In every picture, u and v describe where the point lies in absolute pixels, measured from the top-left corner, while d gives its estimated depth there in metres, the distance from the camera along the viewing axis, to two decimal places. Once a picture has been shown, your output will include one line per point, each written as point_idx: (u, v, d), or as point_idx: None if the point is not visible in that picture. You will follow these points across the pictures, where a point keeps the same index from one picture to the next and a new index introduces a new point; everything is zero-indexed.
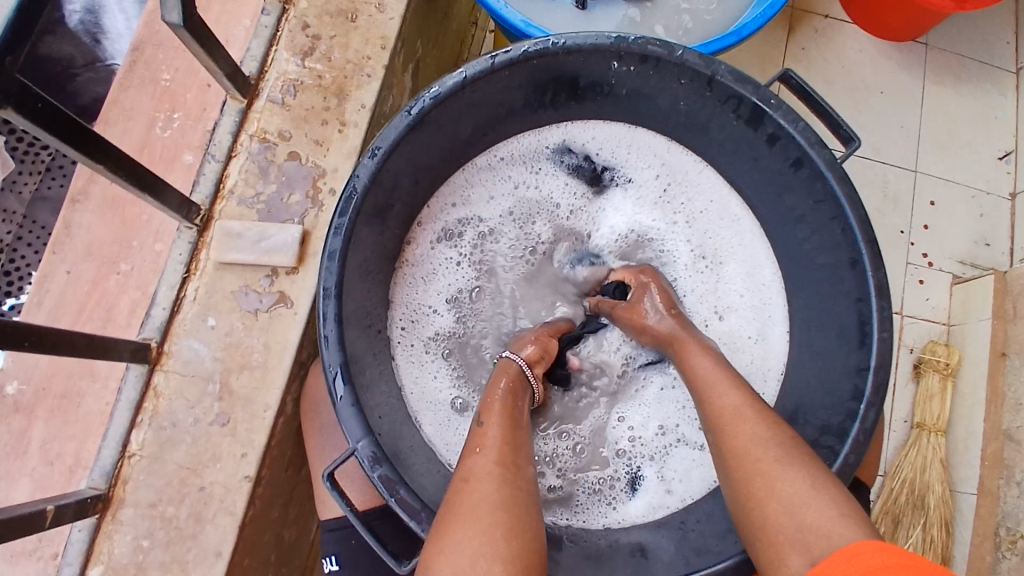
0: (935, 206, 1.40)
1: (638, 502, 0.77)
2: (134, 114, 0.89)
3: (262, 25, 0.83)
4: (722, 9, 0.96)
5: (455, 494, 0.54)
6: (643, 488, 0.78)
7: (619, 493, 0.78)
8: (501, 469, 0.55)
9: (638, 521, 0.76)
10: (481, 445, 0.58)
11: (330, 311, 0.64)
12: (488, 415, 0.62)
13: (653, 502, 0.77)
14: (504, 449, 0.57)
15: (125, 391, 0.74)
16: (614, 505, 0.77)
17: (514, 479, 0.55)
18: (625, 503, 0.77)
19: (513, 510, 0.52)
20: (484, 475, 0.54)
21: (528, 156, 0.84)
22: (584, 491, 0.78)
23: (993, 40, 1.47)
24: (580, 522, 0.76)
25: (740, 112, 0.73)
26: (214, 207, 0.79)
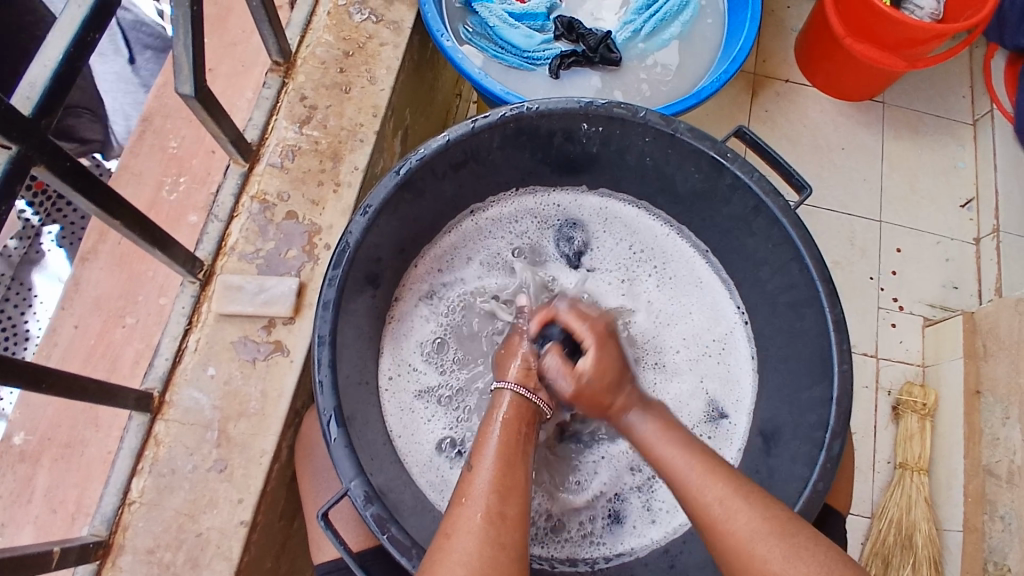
0: (901, 252, 1.47)
1: (624, 535, 0.78)
2: (143, 179, 0.96)
3: (264, 97, 0.91)
4: (678, 78, 1.05)
5: (436, 550, 0.57)
6: (632, 519, 0.79)
7: (609, 525, 0.79)
8: (486, 523, 0.57)
9: (626, 555, 0.77)
10: (466, 494, 0.59)
11: (325, 356, 0.67)
12: (477, 458, 0.62)
13: (639, 535, 0.79)
14: (491, 499, 0.58)
15: (126, 440, 0.77)
16: (602, 541, 0.78)
17: (494, 534, 0.56)
18: (613, 535, 0.79)
19: (492, 569, 0.55)
20: (466, 532, 0.57)
21: (509, 215, 0.91)
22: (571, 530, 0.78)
23: (946, 97, 1.58)
24: (567, 561, 0.77)
25: (700, 166, 0.80)
26: (216, 263, 0.84)
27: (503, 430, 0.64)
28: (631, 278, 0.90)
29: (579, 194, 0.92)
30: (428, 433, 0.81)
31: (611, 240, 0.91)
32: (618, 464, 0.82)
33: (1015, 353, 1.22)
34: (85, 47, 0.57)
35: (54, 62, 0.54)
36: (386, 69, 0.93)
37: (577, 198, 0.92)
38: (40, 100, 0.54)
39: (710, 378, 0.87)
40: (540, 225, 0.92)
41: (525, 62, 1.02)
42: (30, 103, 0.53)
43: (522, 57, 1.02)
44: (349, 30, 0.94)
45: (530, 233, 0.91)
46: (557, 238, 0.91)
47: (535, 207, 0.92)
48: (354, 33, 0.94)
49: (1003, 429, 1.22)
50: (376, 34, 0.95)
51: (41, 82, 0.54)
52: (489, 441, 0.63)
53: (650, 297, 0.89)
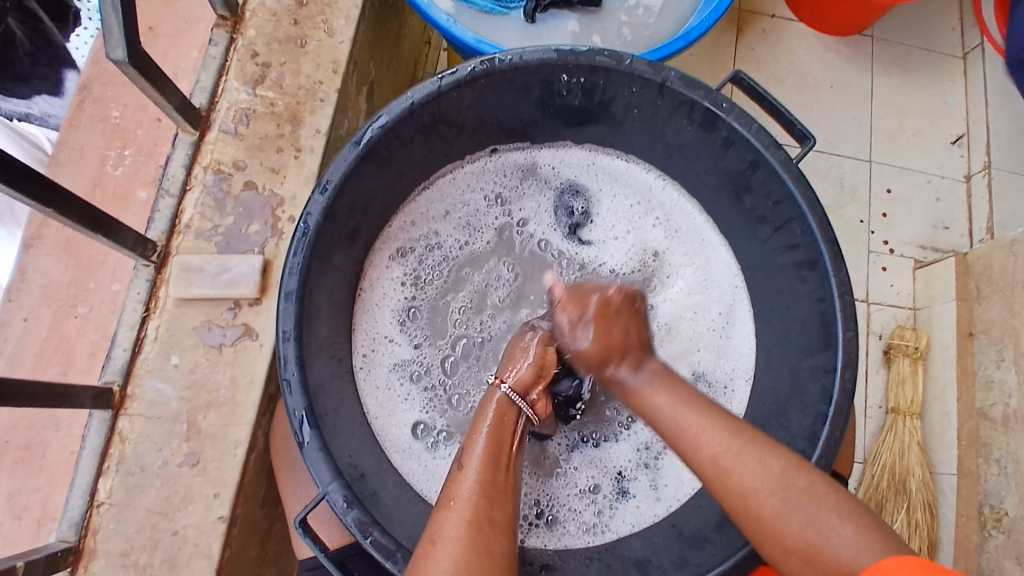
0: (891, 193, 1.43)
1: (624, 511, 0.76)
2: (85, 154, 0.87)
3: (210, 56, 0.82)
4: (662, 20, 0.98)
5: (421, 556, 0.53)
6: (632, 493, 0.77)
7: (607, 501, 0.77)
8: (469, 528, 0.54)
9: (628, 532, 0.75)
10: (454, 498, 0.56)
11: (291, 352, 0.62)
12: (466, 459, 0.59)
13: (641, 507, 0.77)
14: (479, 504, 0.55)
15: (89, 439, 0.72)
16: (602, 519, 0.76)
17: (479, 539, 0.53)
18: (611, 511, 0.76)
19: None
20: (450, 535, 0.53)
21: (491, 173, 0.85)
22: (568, 511, 0.76)
23: (936, 28, 1.52)
24: (568, 543, 0.74)
25: (692, 118, 0.74)
26: (171, 243, 0.77)
27: (495, 421, 0.62)
28: (617, 248, 0.85)
29: (569, 153, 0.86)
30: (404, 415, 0.77)
31: (598, 209, 0.86)
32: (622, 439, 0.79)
33: (1010, 293, 1.19)
34: None
35: None
36: (345, 19, 0.85)
37: (564, 156, 0.86)
38: None
39: (705, 347, 0.83)
40: (524, 187, 0.85)
41: (497, 5, 0.93)
42: None
43: (493, 0, 0.93)
44: None
45: (513, 196, 0.85)
46: (541, 203, 0.86)
47: (520, 167, 0.85)
48: None
49: (996, 371, 1.19)
50: None
51: None
52: (480, 437, 0.61)
53: (639, 267, 0.85)
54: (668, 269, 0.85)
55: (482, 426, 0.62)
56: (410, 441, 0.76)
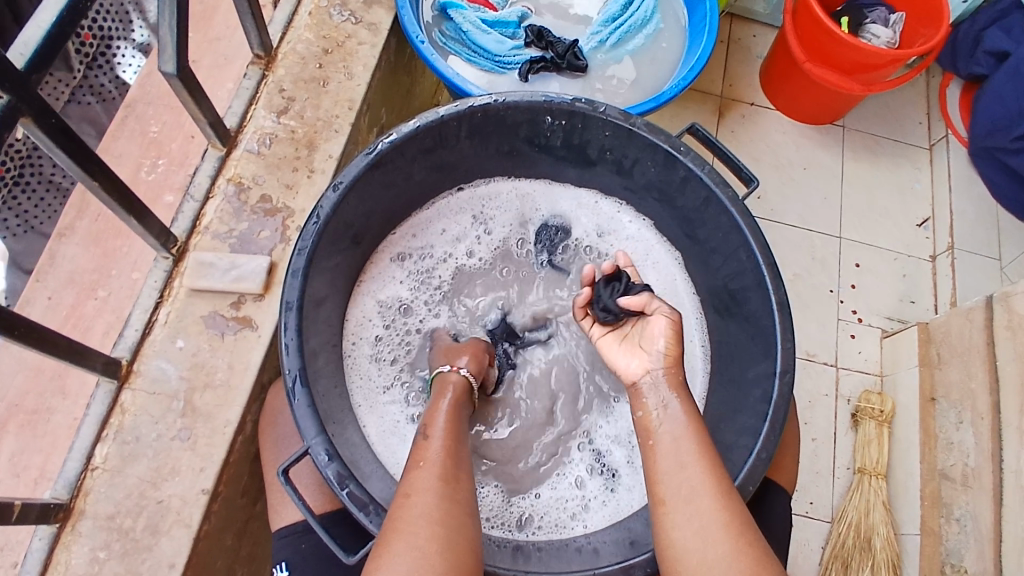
0: (860, 267, 1.53)
1: (590, 509, 0.81)
2: (122, 161, 1.01)
3: (244, 88, 0.95)
4: (632, 90, 1.11)
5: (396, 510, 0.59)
6: (600, 492, 0.82)
7: (575, 499, 0.82)
8: (441, 484, 0.60)
9: (593, 527, 0.80)
10: (423, 459, 0.63)
11: (291, 321, 0.70)
12: (430, 429, 0.66)
13: (625, 487, 0.82)
14: (447, 463, 0.63)
15: (93, 407, 0.78)
16: (592, 507, 0.81)
17: (450, 495, 0.60)
18: (579, 510, 0.81)
19: (450, 522, 0.58)
20: (425, 490, 0.60)
21: (490, 197, 0.96)
22: (553, 503, 0.81)
23: (903, 122, 1.66)
24: (562, 534, 0.79)
25: (656, 159, 0.85)
26: (190, 241, 0.87)
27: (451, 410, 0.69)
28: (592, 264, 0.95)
29: (552, 185, 0.97)
30: (383, 402, 0.84)
31: (578, 232, 0.96)
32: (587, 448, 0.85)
33: (968, 357, 1.25)
34: (77, 13, 0.60)
35: (48, 23, 0.58)
36: (363, 66, 0.98)
37: (554, 191, 0.97)
38: (33, 57, 0.58)
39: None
40: (510, 211, 0.96)
41: (496, 66, 1.07)
42: (23, 59, 0.57)
43: (493, 60, 1.07)
44: (329, 29, 0.99)
45: (500, 218, 0.95)
46: (525, 224, 0.96)
47: (508, 193, 0.96)
48: (334, 32, 0.99)
49: (956, 433, 1.24)
50: (355, 34, 1.00)
51: (34, 42, 0.58)
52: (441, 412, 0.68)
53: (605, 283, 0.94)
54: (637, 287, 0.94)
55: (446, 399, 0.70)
56: (383, 426, 0.82)
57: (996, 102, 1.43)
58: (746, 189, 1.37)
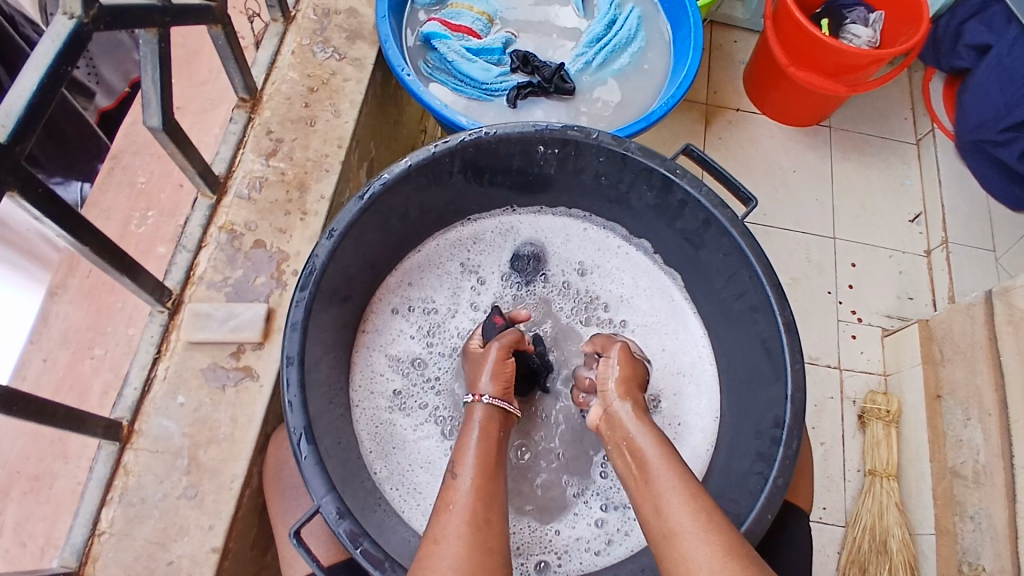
0: (856, 267, 1.53)
1: (618, 543, 0.80)
2: (113, 214, 1.00)
3: (230, 132, 0.93)
4: (615, 112, 1.11)
5: (425, 556, 0.57)
6: (623, 524, 0.81)
7: (600, 534, 0.81)
8: (470, 530, 0.58)
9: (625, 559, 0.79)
10: (452, 502, 0.61)
11: (293, 375, 0.69)
12: (460, 466, 0.65)
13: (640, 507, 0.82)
14: (475, 508, 0.60)
15: (96, 470, 0.77)
16: (618, 540, 0.81)
17: (484, 540, 0.58)
18: (606, 544, 0.80)
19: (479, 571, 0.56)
20: (453, 536, 0.58)
21: (479, 235, 0.95)
22: (575, 542, 0.80)
23: (891, 119, 1.67)
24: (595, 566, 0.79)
25: (652, 184, 0.84)
26: (185, 292, 0.85)
27: (481, 438, 0.68)
28: (584, 299, 0.94)
29: (538, 216, 0.96)
30: (416, 442, 0.83)
31: (562, 266, 0.95)
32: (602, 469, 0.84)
33: (971, 355, 1.24)
34: (58, 78, 0.60)
35: (30, 91, 0.57)
36: (350, 102, 0.97)
37: (541, 220, 0.96)
38: (15, 127, 0.56)
39: (665, 372, 0.91)
40: (495, 251, 0.95)
41: (483, 93, 1.07)
42: (4, 130, 0.56)
43: (480, 89, 1.07)
44: (313, 67, 0.98)
45: (490, 262, 0.95)
46: (507, 264, 0.95)
47: (491, 231, 0.96)
48: (318, 70, 0.98)
49: (964, 431, 1.23)
50: (340, 70, 0.99)
51: (16, 110, 0.57)
52: (470, 450, 0.66)
53: (598, 307, 0.93)
54: (634, 321, 0.93)
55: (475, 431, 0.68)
56: (417, 468, 0.82)
57: (983, 98, 1.44)
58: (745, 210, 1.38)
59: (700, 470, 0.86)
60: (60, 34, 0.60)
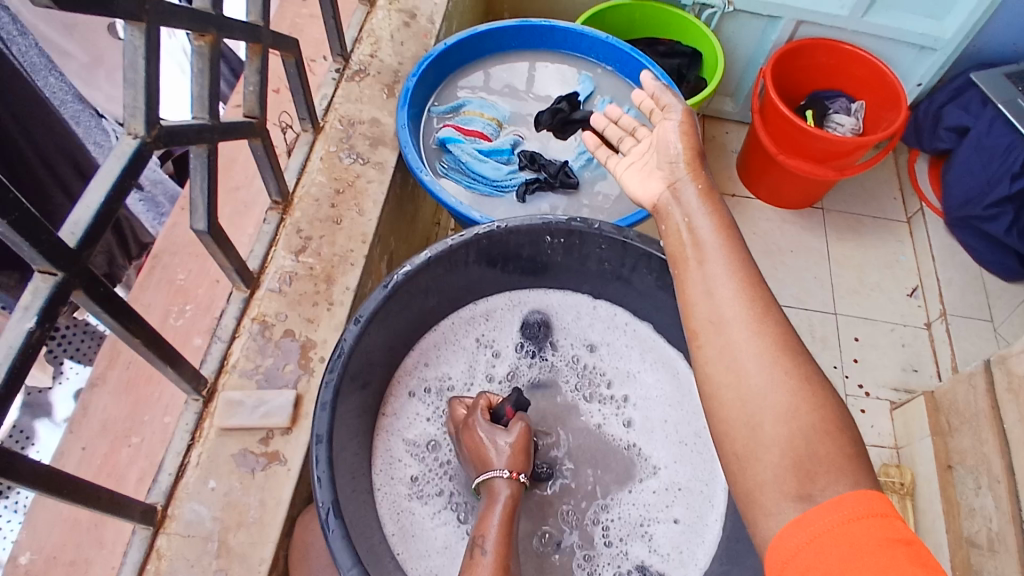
0: (859, 340, 1.57)
1: None
2: (152, 309, 1.08)
3: (264, 231, 1.02)
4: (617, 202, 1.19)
5: None
6: None
7: None
8: None
9: None
10: None
11: (322, 453, 0.73)
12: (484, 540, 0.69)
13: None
14: None
15: (130, 555, 0.79)
16: None
17: None
18: None
19: None
20: None
21: (491, 316, 1.01)
22: None
23: (881, 199, 1.76)
24: None
25: (652, 267, 0.91)
26: (219, 379, 0.91)
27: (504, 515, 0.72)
28: (588, 369, 0.97)
29: (548, 293, 1.02)
30: (436, 519, 0.86)
31: (570, 338, 1.00)
32: (613, 546, 0.86)
33: (977, 423, 1.25)
34: (122, 191, 0.67)
35: (96, 204, 0.65)
36: (373, 202, 1.06)
37: (549, 299, 1.02)
38: (83, 234, 0.63)
39: (681, 446, 0.92)
40: (506, 328, 1.00)
41: (495, 190, 1.16)
42: (74, 237, 0.63)
43: (492, 185, 1.16)
44: (340, 171, 1.08)
45: (502, 336, 0.99)
46: (518, 335, 0.99)
47: (501, 308, 1.01)
48: (344, 173, 1.08)
49: (976, 499, 1.22)
50: (364, 173, 1.09)
51: (84, 221, 0.64)
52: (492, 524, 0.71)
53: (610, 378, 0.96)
54: (635, 395, 0.95)
55: (495, 510, 0.73)
56: (433, 554, 0.84)
57: (967, 175, 1.52)
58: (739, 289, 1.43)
59: (710, 537, 0.86)
60: (125, 152, 0.68)
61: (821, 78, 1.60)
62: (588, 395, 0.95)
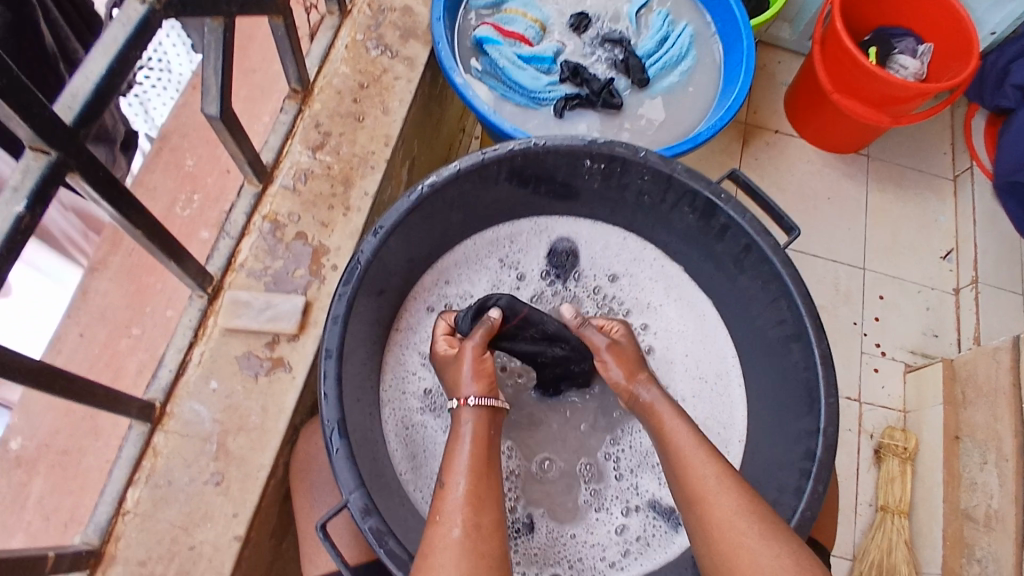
0: (883, 299, 1.52)
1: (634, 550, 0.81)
2: (158, 196, 1.03)
3: (280, 122, 0.94)
4: (660, 129, 1.10)
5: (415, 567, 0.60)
6: (640, 537, 0.82)
7: (617, 545, 0.82)
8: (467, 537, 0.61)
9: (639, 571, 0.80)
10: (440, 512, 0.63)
11: (331, 370, 0.69)
12: (453, 472, 0.66)
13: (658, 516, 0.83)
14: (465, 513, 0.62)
15: (125, 450, 0.77)
16: (635, 550, 0.81)
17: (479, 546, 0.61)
18: (622, 554, 0.81)
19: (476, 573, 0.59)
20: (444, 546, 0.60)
21: (518, 238, 0.94)
22: (591, 549, 0.81)
23: (928, 153, 1.65)
24: None
25: (695, 206, 0.84)
26: (225, 278, 0.86)
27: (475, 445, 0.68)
28: (613, 304, 0.93)
29: (580, 219, 0.95)
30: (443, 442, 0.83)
31: (597, 270, 0.94)
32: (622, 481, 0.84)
33: (993, 398, 1.23)
34: (126, 63, 0.59)
35: (98, 75, 0.57)
36: (399, 101, 0.97)
37: (580, 226, 0.95)
38: (81, 110, 0.57)
39: (698, 394, 0.90)
40: (532, 252, 0.94)
41: (531, 101, 1.07)
42: (70, 112, 0.56)
43: (528, 96, 1.07)
44: (366, 63, 0.99)
45: (527, 261, 0.94)
46: (545, 261, 0.94)
47: (528, 231, 0.95)
48: (370, 66, 0.99)
49: (980, 474, 1.21)
50: (391, 68, 0.99)
51: (83, 95, 0.57)
52: (463, 453, 0.67)
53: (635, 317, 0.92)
54: (654, 325, 0.92)
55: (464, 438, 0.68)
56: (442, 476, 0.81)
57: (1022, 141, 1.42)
58: (788, 238, 1.40)
59: None
60: (131, 19, 0.59)
61: (891, 11, 1.46)
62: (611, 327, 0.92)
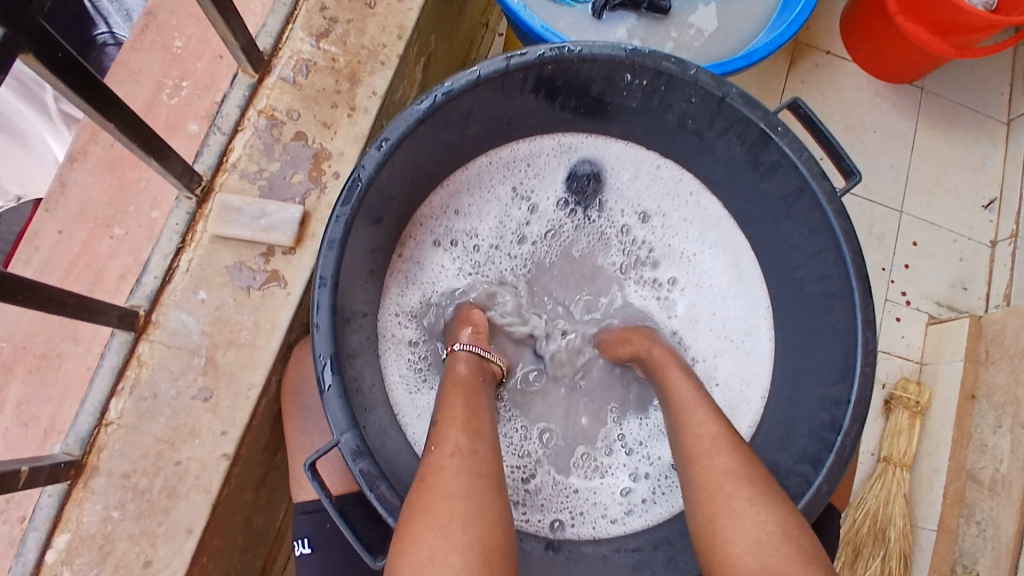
0: (917, 246, 1.41)
1: (635, 509, 0.79)
2: (143, 78, 0.93)
3: (280, 2, 0.82)
4: (710, 42, 0.98)
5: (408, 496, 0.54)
6: (642, 497, 0.80)
7: (618, 502, 0.80)
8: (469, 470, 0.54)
9: (638, 528, 0.78)
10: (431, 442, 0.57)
11: (324, 299, 0.63)
12: (450, 409, 0.61)
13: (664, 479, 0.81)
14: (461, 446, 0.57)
15: (108, 358, 0.73)
16: (636, 508, 0.79)
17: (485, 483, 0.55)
18: (623, 511, 0.79)
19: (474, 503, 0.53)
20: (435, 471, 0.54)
21: (537, 160, 0.85)
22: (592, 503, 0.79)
23: (985, 93, 1.49)
24: (605, 534, 0.78)
25: (746, 136, 0.74)
26: (216, 179, 0.78)
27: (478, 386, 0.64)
28: (636, 241, 0.87)
29: (608, 141, 0.86)
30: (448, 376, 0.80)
31: (623, 202, 0.87)
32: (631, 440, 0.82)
33: (1018, 362, 1.18)
34: None
35: None
36: None
37: (608, 150, 0.86)
38: None
39: (720, 345, 0.85)
40: (551, 177, 0.86)
41: None
42: None
43: None
44: None
45: (542, 188, 0.86)
46: (565, 189, 0.86)
47: (548, 152, 0.85)
48: None
49: (992, 437, 1.19)
50: None
51: None
52: (460, 394, 0.63)
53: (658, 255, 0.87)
54: (676, 266, 0.87)
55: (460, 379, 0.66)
56: None
57: None
58: (844, 185, 1.26)
59: None
60: None
61: None
62: (630, 266, 0.87)
